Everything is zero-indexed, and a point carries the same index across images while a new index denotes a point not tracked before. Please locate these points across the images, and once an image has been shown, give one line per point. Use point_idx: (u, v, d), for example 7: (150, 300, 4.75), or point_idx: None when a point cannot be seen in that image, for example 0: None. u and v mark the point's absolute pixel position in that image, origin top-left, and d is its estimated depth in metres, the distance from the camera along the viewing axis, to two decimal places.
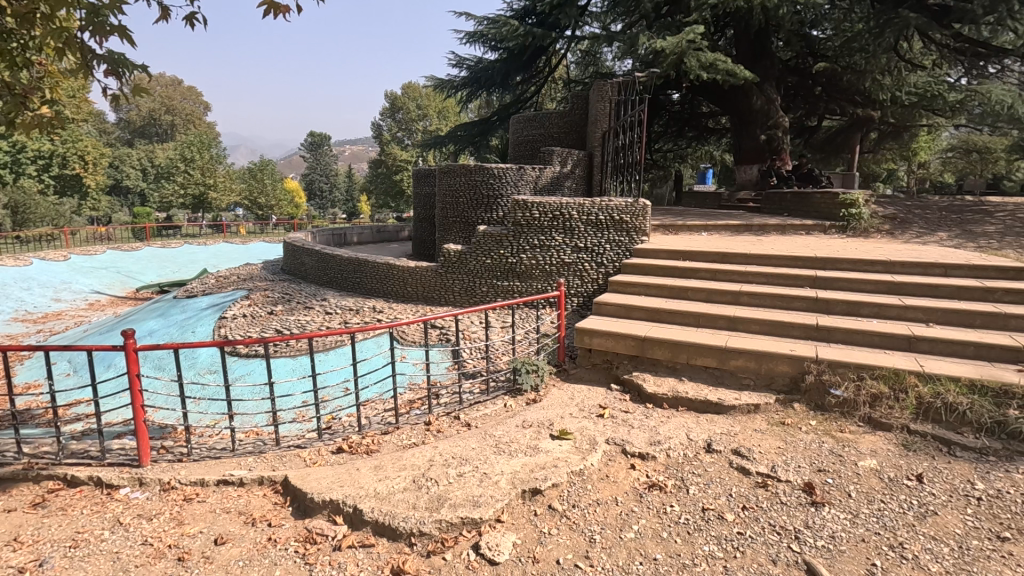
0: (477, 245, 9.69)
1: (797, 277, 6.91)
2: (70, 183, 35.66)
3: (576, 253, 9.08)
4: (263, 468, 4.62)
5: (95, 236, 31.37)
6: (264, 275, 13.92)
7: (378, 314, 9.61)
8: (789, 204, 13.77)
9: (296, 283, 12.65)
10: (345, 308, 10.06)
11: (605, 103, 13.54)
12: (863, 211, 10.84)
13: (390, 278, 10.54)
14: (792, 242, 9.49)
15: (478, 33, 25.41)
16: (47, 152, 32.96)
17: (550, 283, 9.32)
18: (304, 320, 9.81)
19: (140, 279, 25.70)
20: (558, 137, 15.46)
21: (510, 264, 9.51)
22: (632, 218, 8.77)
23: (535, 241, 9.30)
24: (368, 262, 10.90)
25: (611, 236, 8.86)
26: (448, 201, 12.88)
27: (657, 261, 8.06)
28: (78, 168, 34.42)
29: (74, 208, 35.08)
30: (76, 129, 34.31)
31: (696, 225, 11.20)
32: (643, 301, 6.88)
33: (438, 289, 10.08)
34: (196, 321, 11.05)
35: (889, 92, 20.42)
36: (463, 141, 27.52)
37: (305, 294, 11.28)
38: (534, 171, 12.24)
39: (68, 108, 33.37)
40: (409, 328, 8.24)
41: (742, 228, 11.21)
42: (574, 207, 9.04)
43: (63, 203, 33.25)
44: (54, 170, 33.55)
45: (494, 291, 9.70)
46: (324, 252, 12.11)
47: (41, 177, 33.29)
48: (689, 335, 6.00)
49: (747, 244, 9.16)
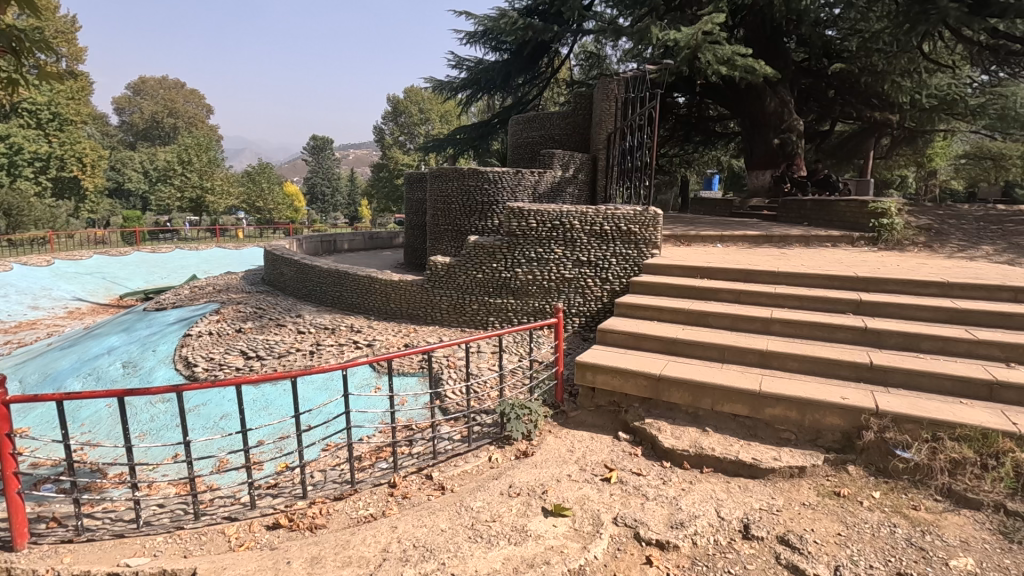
0: (467, 257, 8.64)
1: (838, 300, 5.85)
2: (66, 185, 34.69)
3: (577, 267, 8.09)
4: (170, 556, 3.57)
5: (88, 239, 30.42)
6: (241, 285, 12.91)
7: (355, 334, 8.56)
8: (809, 213, 12.73)
9: (273, 295, 11.63)
10: (320, 326, 9.03)
11: (610, 102, 12.50)
12: (896, 221, 9.81)
13: (372, 292, 9.51)
14: (822, 256, 8.46)
15: (478, 33, 24.53)
16: (44, 154, 31.71)
17: (549, 301, 8.29)
18: (272, 340, 8.77)
19: (127, 285, 24.74)
20: (560, 139, 14.44)
21: (504, 279, 8.46)
22: (642, 229, 7.78)
23: (532, 253, 8.27)
24: (348, 274, 9.87)
25: (617, 249, 7.86)
26: (439, 208, 11.88)
27: (671, 279, 7.01)
28: (75, 171, 33.19)
29: (70, 211, 34.12)
30: (74, 130, 33.47)
31: (710, 236, 10.19)
32: (657, 329, 5.82)
33: (423, 306, 9.04)
34: (160, 338, 10.00)
35: (910, 94, 19.34)
36: (462, 145, 26.65)
37: (279, 309, 10.24)
38: (532, 176, 11.25)
39: (65, 108, 32.51)
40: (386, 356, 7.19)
41: (761, 239, 10.19)
42: (576, 215, 8.03)
43: (58, 206, 32.29)
44: (52, 172, 32.49)
45: (486, 310, 8.63)
46: (303, 262, 11.10)
47: (37, 179, 32.13)
48: (712, 374, 4.94)
49: (771, 259, 8.13)
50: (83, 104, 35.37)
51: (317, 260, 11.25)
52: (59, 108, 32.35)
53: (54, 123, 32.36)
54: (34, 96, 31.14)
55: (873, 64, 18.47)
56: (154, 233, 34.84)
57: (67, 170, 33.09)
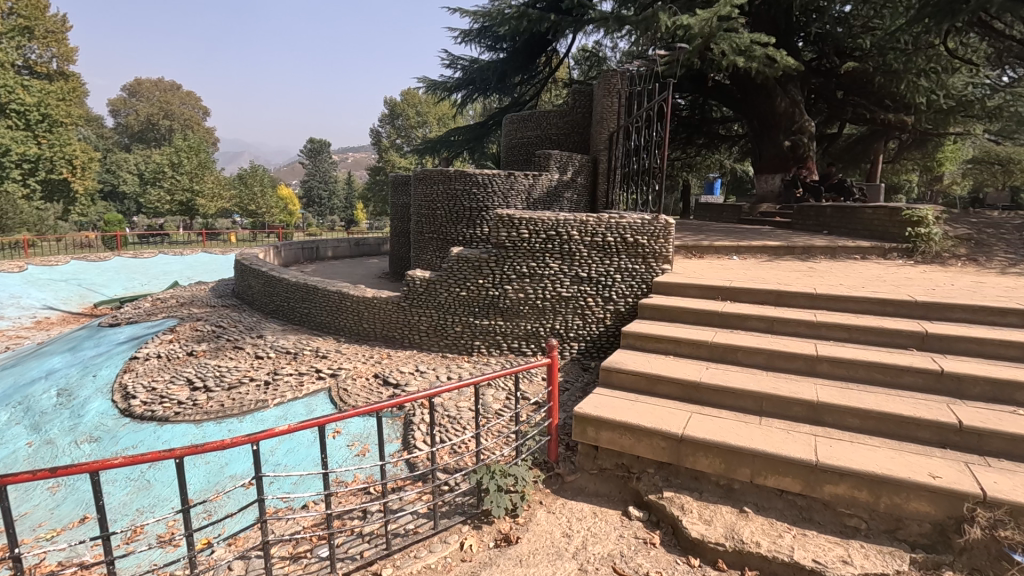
0: (449, 271, 7.51)
1: (898, 332, 4.74)
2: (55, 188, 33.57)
3: (576, 284, 7.04)
4: None
5: (71, 243, 29.25)
6: (207, 298, 11.77)
7: (318, 361, 7.40)
8: (829, 220, 11.65)
9: (239, 310, 10.47)
10: (282, 350, 7.87)
11: (613, 98, 11.43)
12: (935, 231, 8.74)
13: (343, 309, 8.39)
14: (857, 272, 7.37)
15: (473, 31, 23.50)
16: (33, 156, 30.16)
17: (544, 323, 7.20)
18: (225, 366, 7.61)
19: (103, 293, 23.55)
20: (557, 139, 13.34)
21: (491, 297, 7.33)
22: (650, 240, 6.74)
23: (524, 268, 7.16)
24: (317, 289, 8.75)
25: (621, 264, 6.82)
26: (424, 214, 10.78)
27: (686, 302, 5.90)
28: (65, 173, 31.90)
29: (57, 213, 32.89)
30: (65, 132, 31.90)
31: (725, 247, 9.10)
32: (674, 368, 4.71)
33: (399, 326, 7.88)
34: (104, 360, 8.86)
35: (927, 95, 18.18)
36: (456, 147, 25.59)
37: (240, 327, 9.07)
38: (526, 179, 10.21)
39: (57, 110, 31.21)
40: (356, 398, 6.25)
41: (782, 250, 9.11)
42: (574, 224, 6.94)
43: (44, 209, 31.03)
44: (40, 175, 31.00)
45: (470, 333, 7.48)
46: (271, 273, 9.97)
47: (24, 181, 30.70)
48: (749, 435, 3.82)
49: (800, 275, 7.03)
50: (76, 105, 34.01)
51: (287, 271, 10.13)
52: (50, 109, 30.72)
53: (44, 124, 30.58)
54: (22, 96, 29.30)
55: (887, 62, 17.32)
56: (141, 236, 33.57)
57: (55, 173, 31.59)
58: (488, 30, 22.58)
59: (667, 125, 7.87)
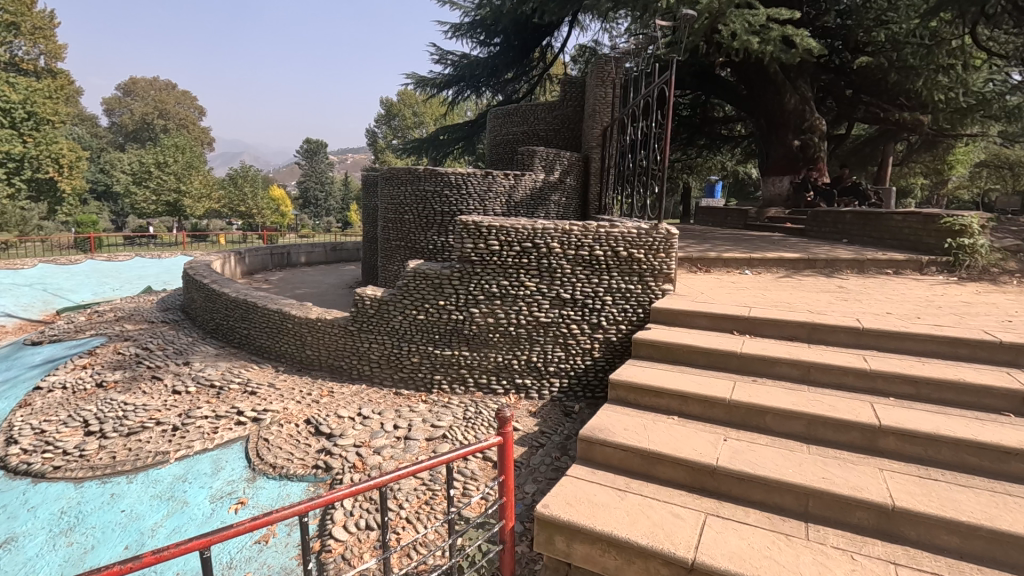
0: (403, 290, 6.18)
1: (987, 390, 3.45)
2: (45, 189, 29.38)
3: (557, 307, 5.79)
4: None
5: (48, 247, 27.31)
6: (149, 312, 10.42)
7: (243, 400, 6.05)
8: (849, 227, 10.39)
9: (177, 328, 9.13)
10: (205, 385, 6.51)
11: (607, 89, 10.17)
12: (981, 242, 7.49)
13: (284, 333, 7.09)
14: (897, 294, 6.09)
15: (464, 25, 22.21)
16: (17, 155, 26.57)
17: (517, 354, 5.91)
18: (133, 403, 6.24)
19: (70, 299, 22.02)
20: (545, 135, 12.08)
21: (454, 323, 6.03)
22: (649, 255, 5.52)
23: (494, 287, 5.86)
24: (257, 308, 7.44)
25: (612, 283, 5.61)
26: (390, 218, 9.52)
27: (694, 337, 4.59)
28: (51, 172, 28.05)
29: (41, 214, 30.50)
30: (51, 130, 28.27)
31: (735, 260, 7.81)
32: (679, 440, 3.40)
33: (346, 355, 6.57)
34: (5, 390, 7.50)
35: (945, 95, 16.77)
36: (445, 147, 24.30)
37: (168, 351, 7.73)
38: (506, 180, 9.01)
39: (46, 107, 27.77)
40: (278, 460, 4.91)
41: (801, 264, 7.82)
42: (555, 234, 5.65)
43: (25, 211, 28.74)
44: (25, 175, 27.33)
45: (430, 364, 6.17)
46: (212, 287, 8.69)
47: (6, 181, 27.02)
48: (796, 566, 2.50)
49: (829, 298, 5.75)
50: (62, 103, 30.26)
51: (231, 284, 8.84)
52: (36, 107, 27.10)
53: (30, 123, 27.07)
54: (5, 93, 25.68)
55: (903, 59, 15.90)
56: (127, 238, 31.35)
57: (41, 172, 27.88)
58: (480, 23, 21.18)
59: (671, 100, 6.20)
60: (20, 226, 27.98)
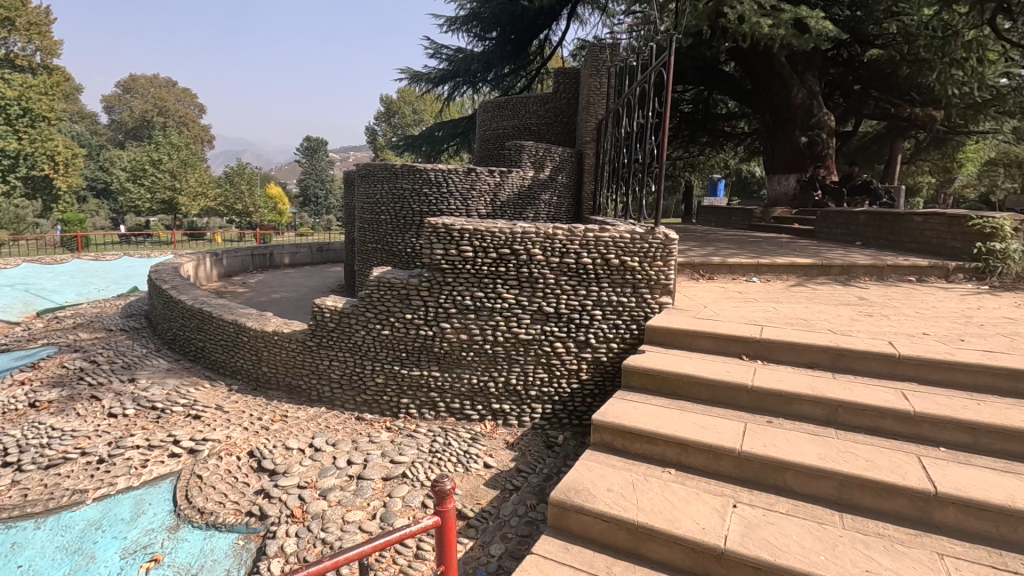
0: (365, 301, 5.44)
1: None
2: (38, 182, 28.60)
3: (539, 321, 5.07)
4: None
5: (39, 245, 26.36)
6: (110, 319, 9.69)
7: (183, 426, 5.33)
8: (863, 229, 9.65)
9: (134, 338, 8.39)
10: (145, 406, 5.77)
11: (602, 79, 9.44)
12: (1015, 247, 6.76)
13: (239, 346, 6.39)
14: (927, 307, 5.36)
15: (459, 18, 21.43)
16: (12, 152, 25.64)
17: (494, 376, 5.19)
18: (61, 429, 5.50)
19: (56, 301, 20.11)
20: (537, 129, 11.37)
21: (422, 339, 5.31)
22: (643, 263, 4.82)
23: (468, 299, 5.13)
24: (212, 318, 6.75)
25: (601, 295, 4.91)
26: (367, 218, 8.90)
27: (695, 363, 3.87)
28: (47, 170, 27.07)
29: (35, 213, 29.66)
30: (48, 127, 27.42)
31: (742, 266, 7.07)
32: (676, 507, 2.66)
33: (304, 373, 5.85)
34: None
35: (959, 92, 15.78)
36: (440, 144, 23.48)
37: (114, 365, 7.01)
38: (491, 177, 8.44)
39: (40, 103, 26.77)
40: (208, 504, 4.18)
41: (815, 269, 7.07)
42: (536, 239, 4.93)
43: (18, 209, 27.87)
44: (20, 172, 26.50)
45: (395, 386, 5.45)
46: (170, 294, 8.00)
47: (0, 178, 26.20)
48: None
49: (850, 312, 5.02)
50: (59, 100, 28.86)
51: (191, 291, 8.15)
52: (31, 103, 26.02)
53: (25, 120, 26.00)
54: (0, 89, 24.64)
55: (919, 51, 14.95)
56: (121, 236, 30.52)
57: (36, 169, 27.03)
58: (476, 15, 20.35)
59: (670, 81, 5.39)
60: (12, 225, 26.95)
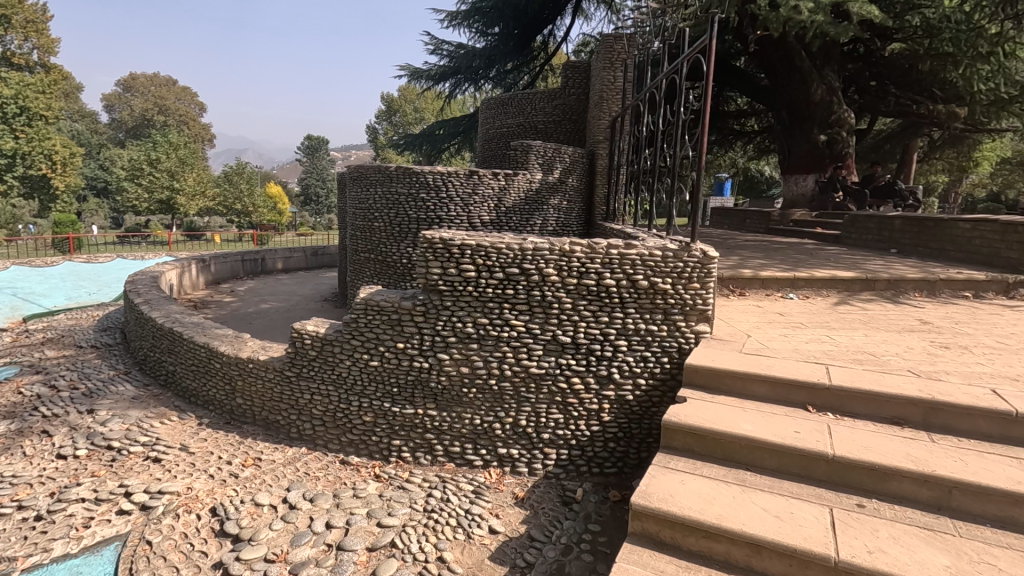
0: (351, 328, 4.69)
1: None
2: (37, 183, 27.30)
3: (552, 352, 4.32)
4: None
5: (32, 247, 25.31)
6: (85, 334, 8.95)
7: (140, 472, 4.57)
8: (898, 235, 8.86)
9: (104, 358, 7.64)
10: (100, 446, 5.02)
11: (615, 72, 8.67)
12: None
13: (212, 374, 5.65)
14: (1004, 332, 4.59)
15: (460, 13, 20.64)
16: (8, 152, 24.51)
17: (500, 416, 4.46)
18: (0, 474, 4.74)
19: (43, 304, 19.08)
20: (542, 128, 10.61)
21: (417, 372, 4.56)
22: (677, 285, 4.08)
23: (469, 326, 4.39)
24: (182, 340, 6.03)
25: (628, 322, 4.17)
26: (359, 225, 8.20)
27: (754, 418, 3.10)
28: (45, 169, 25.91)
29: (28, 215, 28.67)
30: (45, 127, 26.05)
31: (776, 280, 6.29)
32: None
33: (283, 408, 5.12)
34: None
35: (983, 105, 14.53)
36: (441, 143, 22.68)
37: (75, 393, 6.25)
38: (495, 181, 7.71)
39: (37, 102, 25.71)
40: None
41: (858, 284, 6.30)
42: (551, 257, 4.18)
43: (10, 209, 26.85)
44: (17, 172, 25.32)
45: (386, 427, 4.72)
46: (142, 309, 7.27)
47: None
48: None
49: (919, 341, 4.26)
50: (57, 99, 27.84)
51: (167, 306, 7.42)
52: (28, 102, 24.99)
53: (22, 119, 24.96)
54: None
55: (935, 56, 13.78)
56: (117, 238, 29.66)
57: (33, 169, 25.94)
58: (478, 10, 19.59)
59: (709, 70, 4.38)
60: (6, 226, 25.82)
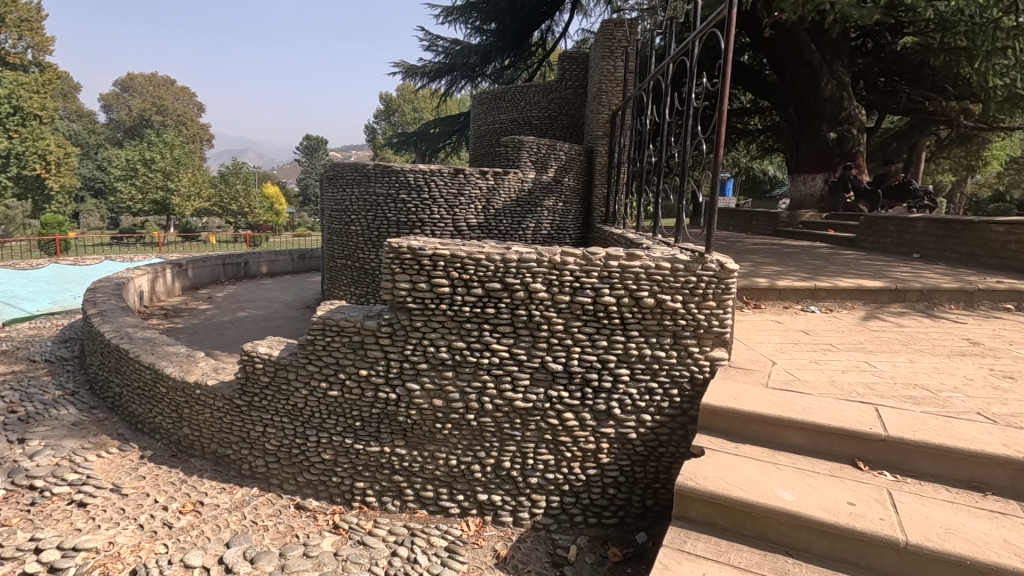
0: (308, 351, 4.02)
1: None
2: (28, 182, 26.69)
3: (539, 382, 3.65)
4: None
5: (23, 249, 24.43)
6: (42, 346, 8.28)
7: (58, 523, 3.89)
8: (921, 238, 8.18)
9: (54, 374, 6.97)
10: (21, 487, 4.33)
11: (616, 61, 7.98)
12: None
13: (157, 398, 5.00)
14: None
15: (455, 9, 19.97)
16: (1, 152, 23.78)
17: (479, 456, 3.79)
18: None
19: (26, 307, 18.22)
20: (538, 124, 9.95)
21: (383, 404, 3.89)
22: (689, 303, 3.41)
23: (443, 351, 3.72)
24: (127, 359, 5.38)
25: (630, 346, 3.51)
26: (336, 228, 7.63)
27: (793, 482, 2.42)
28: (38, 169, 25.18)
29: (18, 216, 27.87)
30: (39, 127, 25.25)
31: (795, 290, 5.61)
32: None
33: (233, 441, 4.45)
34: None
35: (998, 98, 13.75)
36: (437, 142, 22.01)
37: (9, 417, 5.56)
38: (483, 180, 7.14)
39: (31, 100, 24.95)
40: None
41: (886, 295, 5.62)
42: (539, 269, 3.51)
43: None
44: (9, 172, 24.51)
45: (349, 467, 4.05)
46: (93, 321, 6.61)
47: None
48: None
49: (975, 369, 3.58)
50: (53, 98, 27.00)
51: (122, 317, 6.78)
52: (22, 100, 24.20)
53: (15, 118, 24.18)
54: None
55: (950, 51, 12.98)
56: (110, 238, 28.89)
57: (27, 169, 25.11)
58: (474, 5, 18.92)
59: (728, 48, 3.70)
60: None
